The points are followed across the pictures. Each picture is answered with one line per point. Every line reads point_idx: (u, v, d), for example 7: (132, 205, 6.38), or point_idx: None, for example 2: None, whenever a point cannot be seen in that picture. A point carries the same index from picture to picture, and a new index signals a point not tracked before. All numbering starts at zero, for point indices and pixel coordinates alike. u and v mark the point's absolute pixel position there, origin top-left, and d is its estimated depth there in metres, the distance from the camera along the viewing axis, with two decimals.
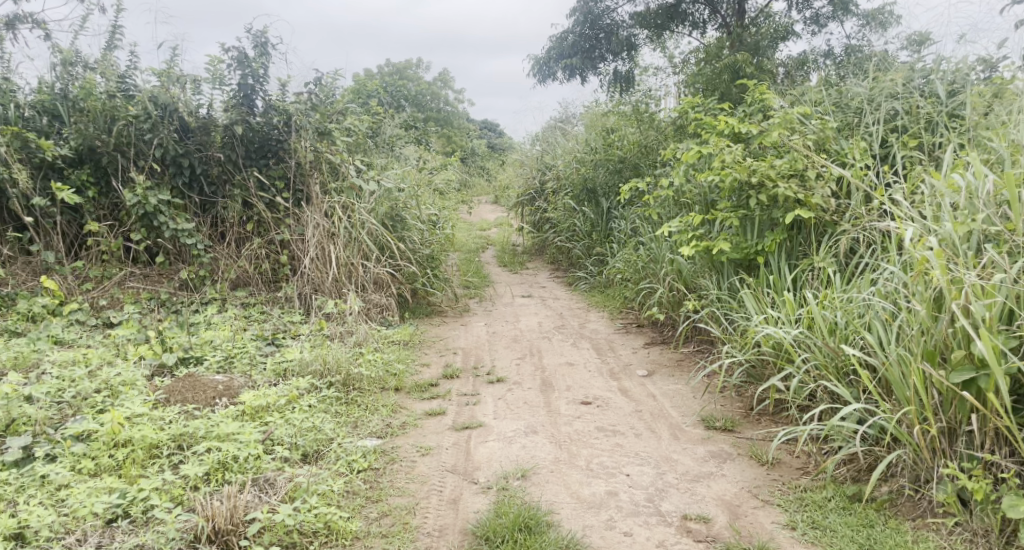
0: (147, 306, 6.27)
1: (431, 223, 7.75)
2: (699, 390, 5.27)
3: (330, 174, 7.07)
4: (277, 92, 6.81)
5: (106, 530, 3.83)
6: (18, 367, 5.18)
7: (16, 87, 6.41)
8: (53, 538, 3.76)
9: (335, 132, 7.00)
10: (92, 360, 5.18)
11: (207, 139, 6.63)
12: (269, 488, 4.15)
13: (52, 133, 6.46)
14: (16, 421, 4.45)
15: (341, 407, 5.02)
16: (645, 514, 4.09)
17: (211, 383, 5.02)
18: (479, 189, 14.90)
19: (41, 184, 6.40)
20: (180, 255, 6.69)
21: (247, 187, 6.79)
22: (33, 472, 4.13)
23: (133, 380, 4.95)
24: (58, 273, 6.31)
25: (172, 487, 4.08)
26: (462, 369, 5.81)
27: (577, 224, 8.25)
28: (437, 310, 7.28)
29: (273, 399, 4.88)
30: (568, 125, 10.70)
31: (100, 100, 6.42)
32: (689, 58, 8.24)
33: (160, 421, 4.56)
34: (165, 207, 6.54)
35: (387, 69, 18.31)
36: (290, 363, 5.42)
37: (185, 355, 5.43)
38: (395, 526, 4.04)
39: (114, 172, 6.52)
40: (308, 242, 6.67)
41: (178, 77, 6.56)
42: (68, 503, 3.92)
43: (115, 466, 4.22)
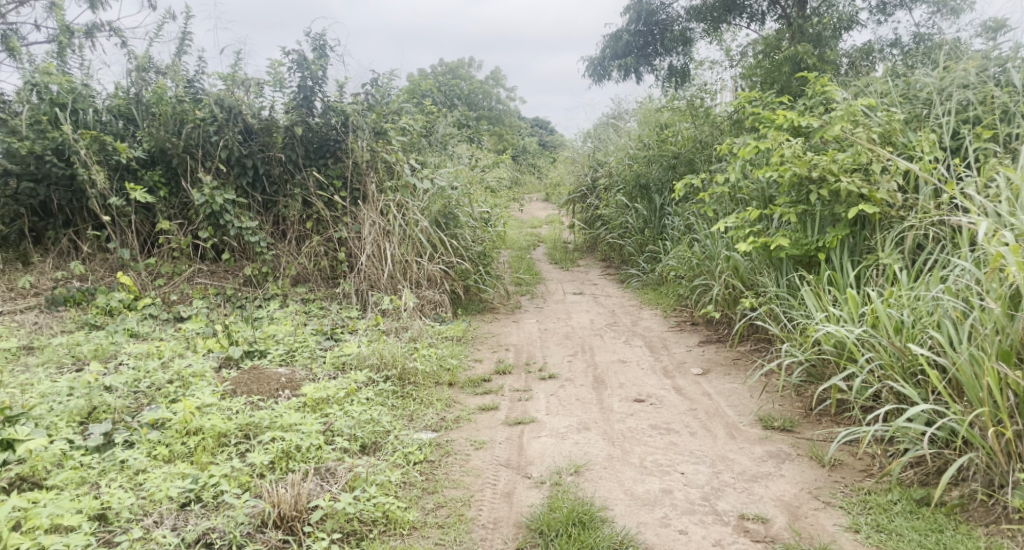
0: (215, 302, 6.50)
1: (483, 220, 7.85)
2: (756, 389, 5.27)
3: (386, 174, 7.22)
4: (335, 93, 7.00)
5: (180, 513, 4.00)
6: (97, 357, 5.42)
7: (95, 92, 6.71)
8: (132, 519, 3.95)
9: (391, 131, 7.16)
10: (165, 352, 5.39)
11: (270, 140, 6.85)
12: (329, 477, 4.29)
13: (127, 136, 6.74)
14: (98, 409, 4.68)
15: (397, 400, 5.15)
16: (700, 512, 4.12)
17: (274, 375, 5.19)
18: (531, 186, 14.94)
19: (117, 184, 6.69)
20: (244, 253, 6.92)
21: (307, 186, 7.02)
22: (114, 457, 4.32)
23: (202, 372, 5.13)
24: (132, 270, 6.57)
25: (240, 474, 4.24)
26: (515, 365, 5.90)
27: (630, 220, 8.26)
28: (489, 307, 7.39)
29: (333, 391, 5.03)
30: (621, 121, 10.65)
31: (170, 104, 6.69)
32: (747, 51, 8.12)
33: (228, 411, 4.73)
34: (230, 206, 6.76)
35: (441, 69, 18.52)
36: (348, 357, 5.58)
37: (250, 348, 5.62)
38: (450, 518, 4.14)
39: (183, 172, 6.77)
40: (365, 240, 6.86)
41: (242, 80, 6.78)
42: (146, 486, 4.11)
43: (187, 453, 4.40)
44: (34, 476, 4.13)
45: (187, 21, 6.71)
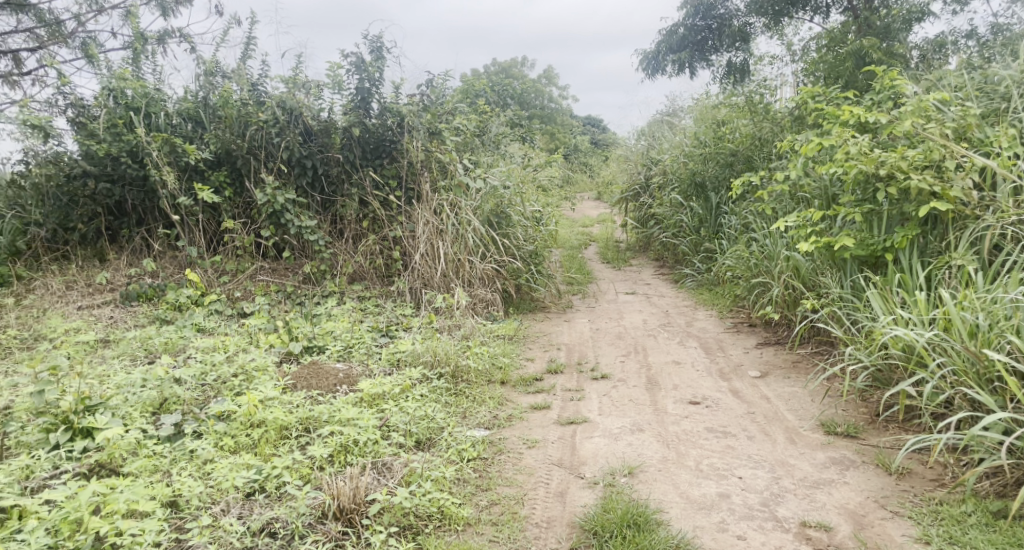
0: (276, 298, 6.69)
1: (534, 219, 7.91)
2: (818, 393, 5.20)
3: (440, 173, 7.35)
4: (392, 95, 7.15)
5: (246, 502, 4.14)
6: (167, 351, 5.63)
7: (166, 97, 7.08)
8: (202, 507, 4.10)
9: (445, 132, 7.30)
10: (230, 347, 5.55)
11: (328, 141, 7.08)
12: (386, 472, 4.39)
13: (195, 138, 7.08)
14: (168, 400, 4.86)
15: (450, 397, 5.23)
16: (759, 518, 4.13)
17: (332, 371, 5.32)
18: (583, 185, 14.90)
19: (186, 185, 7.01)
20: (304, 251, 7.14)
21: (363, 186, 7.21)
22: (184, 447, 4.48)
23: (265, 366, 5.27)
24: (200, 267, 6.81)
25: (301, 466, 4.36)
26: (567, 365, 5.94)
27: (684, 219, 8.22)
28: (541, 306, 7.43)
29: (388, 387, 5.13)
30: (676, 118, 10.60)
31: (235, 107, 6.97)
32: (810, 45, 8.01)
33: (288, 405, 4.85)
34: (291, 205, 6.94)
35: (493, 69, 18.59)
36: (403, 354, 5.69)
37: (310, 344, 5.76)
38: (504, 515, 4.21)
39: (247, 173, 7.03)
40: (419, 239, 6.97)
41: (303, 83, 7.03)
42: (213, 476, 4.25)
43: (251, 444, 4.53)
44: (111, 463, 4.31)
45: (252, 26, 6.88)
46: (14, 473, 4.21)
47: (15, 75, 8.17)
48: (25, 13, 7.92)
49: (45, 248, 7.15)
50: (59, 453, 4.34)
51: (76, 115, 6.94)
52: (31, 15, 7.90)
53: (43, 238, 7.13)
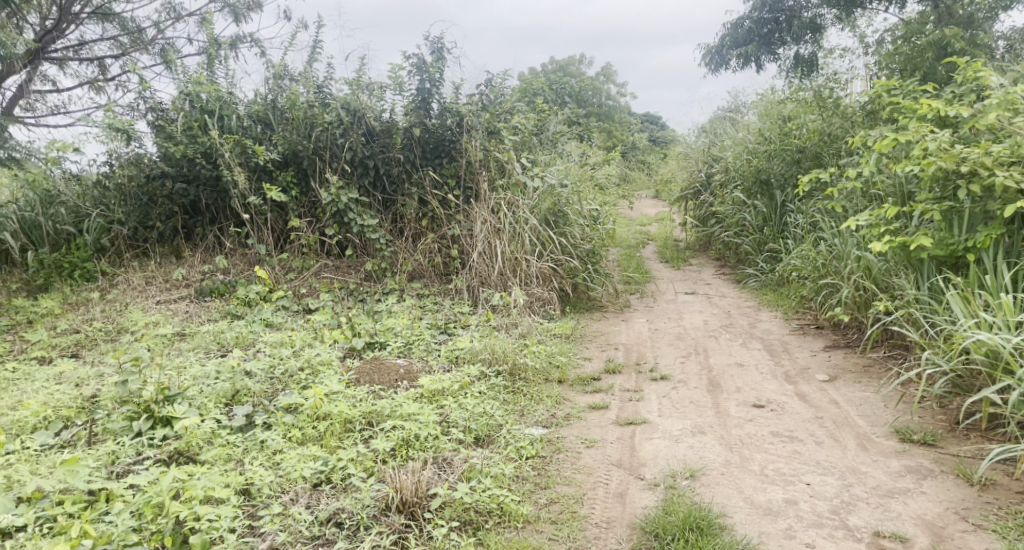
0: (340, 294, 7.02)
1: (592, 218, 7.84)
2: (891, 399, 5.07)
3: (499, 172, 7.58)
4: (451, 95, 7.58)
5: (314, 493, 4.31)
6: (238, 345, 5.93)
7: (237, 99, 7.67)
8: (273, 496, 4.28)
9: (503, 131, 7.56)
10: (296, 341, 5.77)
11: (390, 141, 7.53)
12: (447, 468, 4.50)
13: (264, 139, 7.67)
14: (240, 392, 5.07)
15: (508, 395, 5.28)
16: (830, 526, 4.07)
17: (394, 367, 5.47)
18: (642, 182, 14.81)
19: (255, 185, 7.60)
20: (365, 249, 7.57)
21: (423, 185, 7.60)
22: (255, 437, 4.67)
23: (330, 360, 5.47)
24: (268, 264, 7.30)
25: (365, 459, 4.51)
26: (625, 365, 5.93)
27: (748, 218, 8.09)
28: (598, 306, 7.38)
29: (448, 384, 5.21)
30: (739, 114, 10.47)
31: (302, 109, 7.52)
32: (885, 37, 7.76)
33: (352, 399, 5.01)
34: (354, 204, 7.40)
35: (551, 68, 18.58)
36: (462, 352, 5.75)
37: (371, 340, 5.90)
38: (563, 514, 4.27)
39: (312, 173, 7.58)
40: (477, 237, 7.16)
41: (366, 85, 7.52)
42: (283, 466, 4.43)
43: (318, 437, 4.70)
44: (189, 451, 4.54)
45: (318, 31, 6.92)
46: (101, 458, 4.45)
47: (100, 81, 8.48)
48: (110, 22, 8.16)
49: (127, 245, 7.87)
50: (142, 439, 4.57)
51: (155, 118, 7.55)
52: (115, 24, 8.16)
53: (125, 236, 7.84)
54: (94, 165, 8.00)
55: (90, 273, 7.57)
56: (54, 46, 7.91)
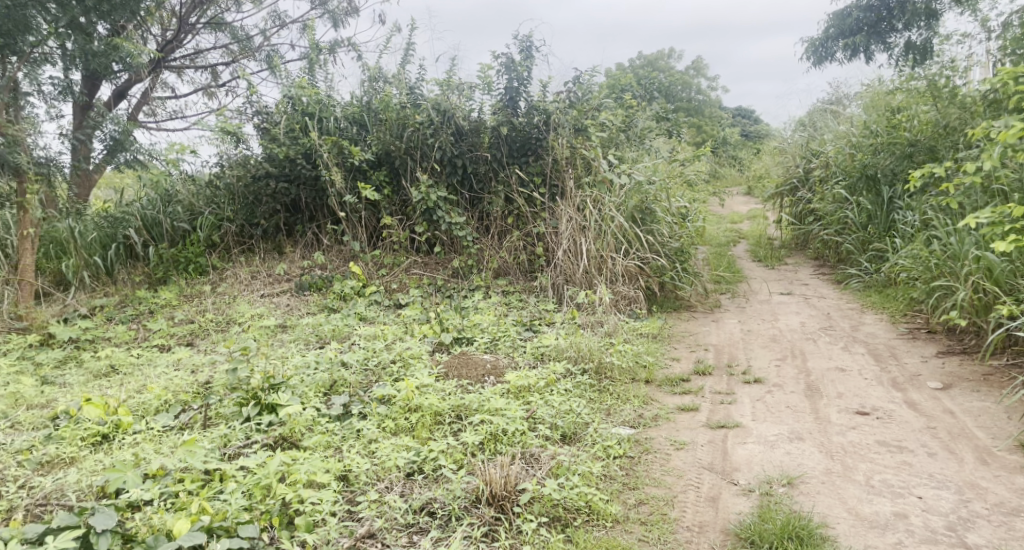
0: (428, 290, 7.20)
1: (681, 215, 7.68)
2: (1015, 410, 4.81)
3: (585, 170, 7.56)
4: (539, 93, 7.62)
5: (407, 482, 4.51)
6: (335, 337, 6.23)
7: (336, 102, 8.11)
8: (370, 482, 4.50)
9: (591, 128, 7.53)
10: (389, 335, 6.06)
11: (478, 140, 7.68)
12: (534, 463, 4.61)
13: (360, 141, 7.96)
14: (337, 382, 5.38)
15: (594, 393, 5.37)
16: (945, 543, 3.97)
17: (481, 361, 5.66)
18: (734, 178, 14.45)
19: (351, 184, 7.89)
20: (453, 246, 7.73)
21: (509, 183, 7.71)
22: (351, 426, 4.93)
23: (420, 353, 5.74)
24: (361, 260, 7.56)
25: (455, 451, 4.69)
26: (716, 366, 5.85)
27: (850, 216, 7.75)
28: (686, 306, 7.22)
29: (534, 380, 5.35)
30: (840, 106, 10.09)
31: (394, 110, 7.75)
32: (1012, 19, 7.29)
33: (441, 392, 5.22)
34: (443, 203, 7.56)
35: (639, 64, 18.33)
36: (547, 348, 5.89)
37: (459, 335, 6.11)
38: (652, 516, 4.33)
39: (404, 172, 7.79)
40: (562, 235, 7.18)
41: (456, 86, 7.77)
42: (377, 454, 4.65)
43: (410, 427, 4.92)
44: (292, 437, 4.79)
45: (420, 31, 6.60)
46: (215, 440, 4.73)
47: (213, 87, 9.22)
48: (222, 31, 8.90)
49: (235, 241, 8.12)
50: (250, 425, 4.86)
51: (261, 120, 7.97)
52: (227, 33, 8.89)
53: (233, 233, 8.10)
54: (207, 165, 8.32)
55: (203, 267, 7.83)
56: (175, 56, 8.74)
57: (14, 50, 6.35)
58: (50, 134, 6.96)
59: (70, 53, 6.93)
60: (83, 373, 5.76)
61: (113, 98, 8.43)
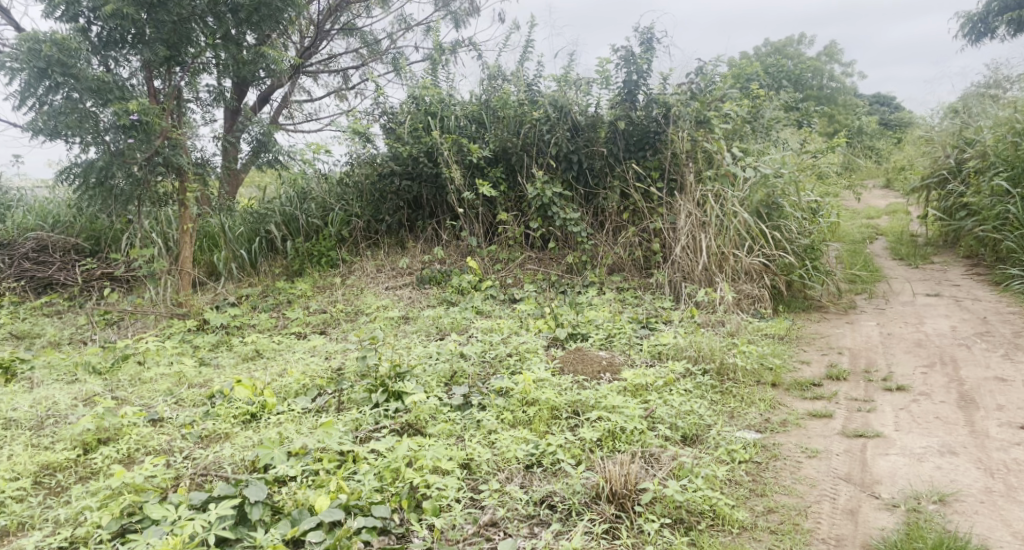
0: (542, 286, 7.13)
1: (811, 211, 7.21)
2: None
3: (706, 163, 7.27)
4: (658, 85, 7.37)
5: (526, 474, 4.53)
6: (454, 330, 6.21)
7: (456, 102, 8.12)
8: (492, 472, 4.52)
9: (714, 119, 7.17)
10: (504, 329, 6.03)
11: (594, 135, 7.54)
12: (654, 462, 4.58)
13: (479, 138, 7.93)
14: (457, 373, 5.39)
15: (716, 395, 5.22)
16: None
17: (597, 357, 5.56)
18: (871, 168, 13.53)
19: (469, 180, 7.87)
20: (567, 242, 7.62)
21: (626, 178, 7.54)
22: (472, 416, 4.94)
23: (535, 347, 5.68)
24: (478, 255, 7.58)
25: (573, 446, 4.67)
26: (851, 371, 5.56)
27: (1011, 211, 7.12)
28: (816, 306, 6.85)
29: (652, 379, 5.24)
30: (1000, 90, 9.25)
31: (512, 108, 7.73)
32: None
33: (558, 387, 5.18)
34: (558, 198, 7.50)
35: (766, 50, 17.50)
36: (665, 348, 5.73)
37: (574, 331, 6.02)
38: (784, 525, 4.22)
39: (520, 169, 7.75)
40: (680, 232, 6.99)
41: (573, 81, 7.63)
42: (498, 445, 4.66)
43: (527, 421, 4.91)
44: (417, 424, 4.85)
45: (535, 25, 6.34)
46: (348, 423, 4.81)
47: (344, 90, 9.38)
48: (353, 36, 9.09)
49: (362, 236, 8.26)
50: (379, 410, 4.95)
51: (387, 121, 8.19)
52: (357, 38, 9.08)
53: (361, 228, 8.25)
54: (339, 165, 8.49)
55: (334, 261, 7.98)
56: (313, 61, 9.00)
57: (179, 62, 6.72)
58: (204, 137, 7.29)
59: (222, 63, 6.99)
60: (233, 355, 5.95)
61: (258, 103, 8.75)
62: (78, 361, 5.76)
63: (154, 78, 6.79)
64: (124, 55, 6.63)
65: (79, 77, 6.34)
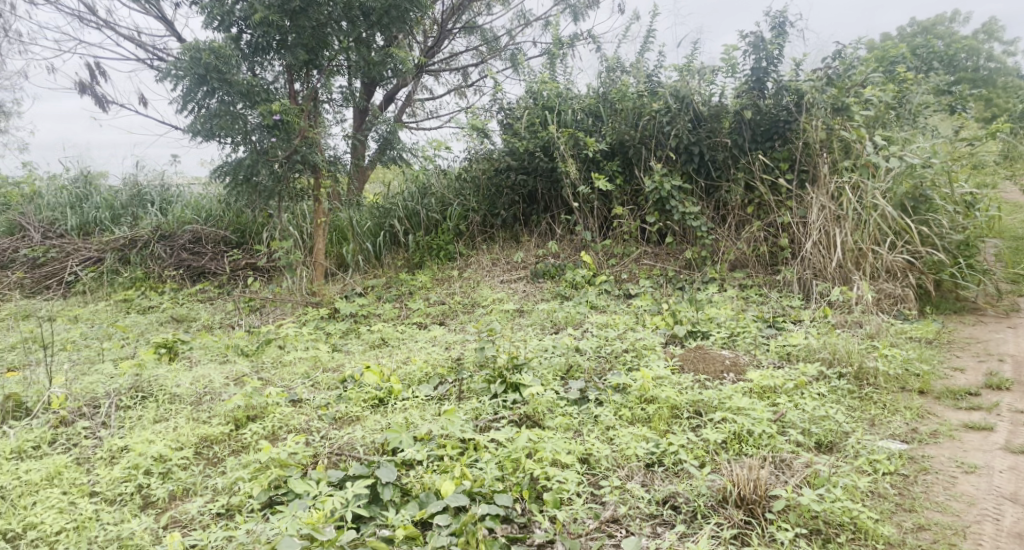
0: (658, 282, 6.89)
1: (966, 204, 6.54)
2: None
3: (843, 153, 6.82)
4: (790, 72, 6.95)
5: (647, 472, 4.33)
6: (568, 324, 6.03)
7: (574, 95, 7.87)
8: (610, 469, 4.35)
9: (853, 106, 6.67)
10: (621, 325, 5.78)
11: (718, 125, 7.16)
12: (785, 469, 4.32)
13: (595, 132, 7.65)
14: (572, 367, 5.20)
15: (855, 402, 4.83)
16: None
17: (719, 356, 5.26)
18: None
19: (584, 174, 7.62)
20: (685, 237, 7.32)
21: (751, 169, 7.13)
22: (589, 411, 4.76)
23: (653, 344, 5.42)
24: (592, 249, 7.32)
25: (696, 446, 4.45)
26: (1013, 380, 5.09)
27: None
28: (970, 308, 6.30)
29: (781, 381, 4.91)
30: None
31: (631, 100, 7.43)
32: None
33: (678, 386, 4.91)
34: (677, 192, 7.20)
35: None
36: (795, 348, 5.38)
37: (694, 328, 5.73)
38: (937, 544, 3.93)
39: (638, 162, 7.44)
40: (812, 227, 6.63)
41: (697, 70, 7.31)
42: (617, 442, 4.48)
43: (646, 418, 4.70)
44: (536, 416, 4.70)
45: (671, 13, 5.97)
46: (468, 412, 4.72)
47: (464, 88, 9.31)
48: (474, 34, 9.03)
49: (479, 231, 8.16)
50: (498, 400, 4.82)
51: (505, 117, 8.08)
52: (477, 35, 9.02)
53: (478, 222, 8.14)
54: (457, 160, 8.46)
55: (452, 254, 7.92)
56: (435, 60, 8.94)
57: (316, 65, 6.79)
58: (336, 136, 7.33)
59: (353, 64, 7.01)
60: (362, 342, 5.95)
61: (383, 102, 8.79)
62: (229, 343, 5.88)
63: (295, 81, 6.87)
64: (268, 60, 6.73)
65: (232, 83, 6.44)
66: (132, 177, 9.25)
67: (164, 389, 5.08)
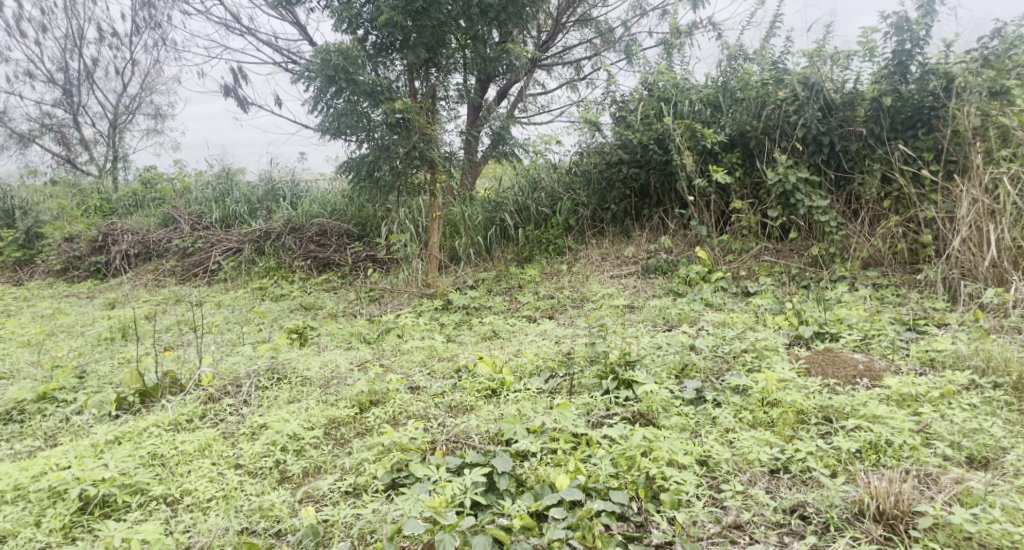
0: (780, 280, 6.43)
1: None
2: None
3: (999, 141, 6.12)
4: (939, 53, 6.29)
5: (772, 479, 3.98)
6: (682, 321, 5.68)
7: (692, 85, 7.40)
8: (732, 472, 4.00)
9: (1014, 88, 6.01)
10: (739, 324, 5.36)
11: (852, 113, 6.63)
12: (931, 484, 3.89)
13: (713, 123, 7.21)
14: (687, 365, 4.83)
15: (1013, 414, 4.26)
16: None
17: (851, 360, 4.78)
18: None
19: (702, 167, 7.22)
20: (811, 232, 6.79)
21: (890, 161, 6.56)
22: (706, 411, 4.39)
23: (776, 345, 4.98)
24: (708, 245, 6.92)
25: (828, 454, 4.04)
26: None
27: None
28: None
29: (924, 389, 4.40)
30: None
31: (755, 87, 6.92)
32: None
33: (805, 390, 4.48)
34: (803, 184, 6.67)
35: None
36: (940, 354, 4.83)
37: (822, 329, 5.25)
38: None
39: (760, 153, 6.97)
40: (962, 222, 5.96)
41: (829, 55, 6.68)
42: (737, 445, 4.11)
43: (769, 423, 4.29)
44: (650, 414, 4.38)
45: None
46: (581, 407, 4.46)
47: (576, 81, 9.02)
48: (587, 27, 8.70)
49: (588, 225, 7.90)
50: (610, 397, 4.53)
51: (617, 110, 7.70)
52: (591, 28, 8.68)
53: (588, 217, 7.89)
54: (569, 153, 8.22)
55: (561, 248, 7.68)
56: (548, 56, 8.71)
57: (436, 64, 6.68)
58: (450, 132, 7.17)
59: (469, 62, 6.82)
60: (473, 334, 5.75)
61: (496, 97, 8.59)
62: (353, 330, 5.80)
63: (415, 80, 6.78)
64: (391, 59, 6.65)
65: (358, 83, 6.35)
66: (266, 174, 9.50)
67: (295, 372, 5.01)
